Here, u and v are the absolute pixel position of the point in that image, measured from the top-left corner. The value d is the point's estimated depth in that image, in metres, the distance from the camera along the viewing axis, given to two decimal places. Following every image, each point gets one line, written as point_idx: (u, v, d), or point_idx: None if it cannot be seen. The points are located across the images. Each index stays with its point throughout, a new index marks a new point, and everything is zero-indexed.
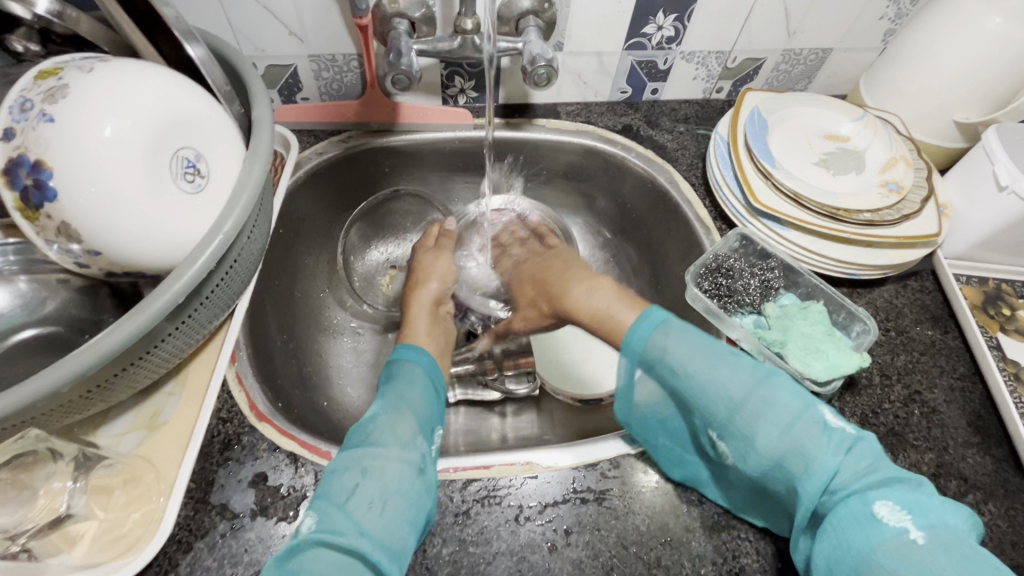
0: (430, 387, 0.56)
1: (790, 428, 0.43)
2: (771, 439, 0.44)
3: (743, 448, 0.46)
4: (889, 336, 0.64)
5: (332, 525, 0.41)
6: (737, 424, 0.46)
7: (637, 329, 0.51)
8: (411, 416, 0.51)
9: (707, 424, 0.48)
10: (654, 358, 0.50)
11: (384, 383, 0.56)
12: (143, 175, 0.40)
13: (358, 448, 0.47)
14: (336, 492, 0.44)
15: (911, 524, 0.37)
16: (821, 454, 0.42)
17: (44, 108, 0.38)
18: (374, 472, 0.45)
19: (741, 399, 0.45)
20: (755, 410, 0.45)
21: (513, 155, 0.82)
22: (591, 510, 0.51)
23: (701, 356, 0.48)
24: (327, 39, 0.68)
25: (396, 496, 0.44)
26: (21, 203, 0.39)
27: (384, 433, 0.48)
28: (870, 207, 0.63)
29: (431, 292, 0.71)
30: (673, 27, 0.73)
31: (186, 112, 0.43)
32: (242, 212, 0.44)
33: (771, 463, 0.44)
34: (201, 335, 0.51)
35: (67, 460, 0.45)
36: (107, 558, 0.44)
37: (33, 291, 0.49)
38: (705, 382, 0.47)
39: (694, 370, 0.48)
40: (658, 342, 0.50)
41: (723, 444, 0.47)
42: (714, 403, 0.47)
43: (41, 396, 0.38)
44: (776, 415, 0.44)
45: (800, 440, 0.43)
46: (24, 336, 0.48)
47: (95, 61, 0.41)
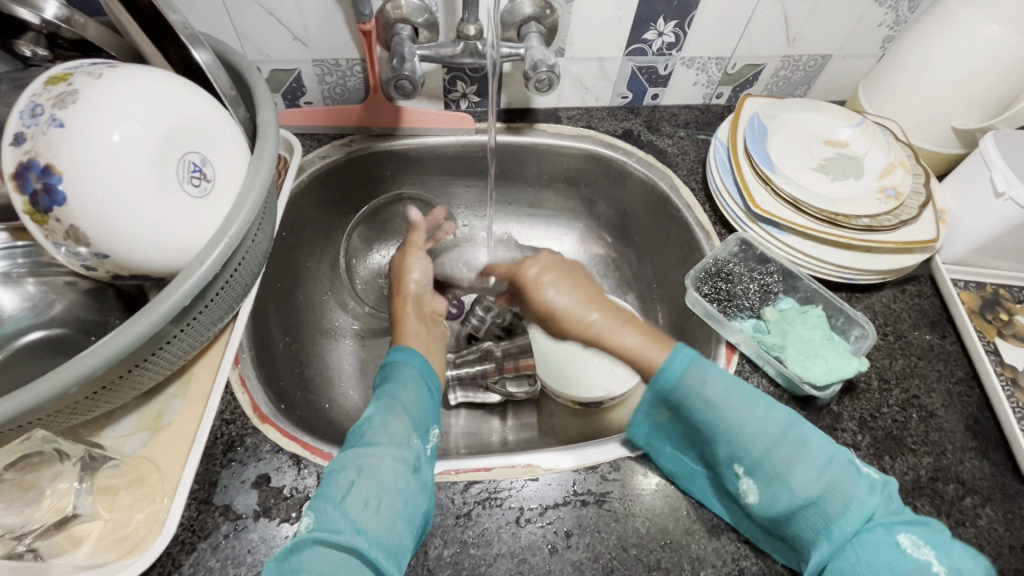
0: (425, 388, 0.58)
1: (825, 469, 0.46)
2: (809, 481, 0.45)
3: (775, 488, 0.46)
4: (887, 340, 0.64)
5: (330, 525, 0.43)
6: (771, 462, 0.47)
7: (674, 363, 0.54)
8: (405, 415, 0.52)
9: (733, 459, 0.49)
10: (691, 392, 0.52)
11: (381, 386, 0.57)
12: (151, 179, 0.40)
13: (353, 450, 0.48)
14: (334, 492, 0.45)
15: (934, 558, 0.41)
16: (857, 495, 0.44)
17: (54, 113, 0.39)
18: (369, 470, 0.46)
19: (779, 441, 0.48)
20: (792, 451, 0.47)
21: (514, 160, 0.83)
22: (592, 512, 0.51)
23: (739, 396, 0.50)
24: (331, 44, 0.69)
25: (392, 494, 0.45)
26: (30, 206, 0.39)
27: (379, 432, 0.50)
28: (868, 212, 0.64)
29: (410, 290, 0.76)
30: (673, 33, 0.73)
31: (194, 118, 0.44)
32: (247, 216, 0.45)
33: (804, 503, 0.45)
34: (205, 338, 0.52)
35: (73, 460, 0.46)
36: (112, 558, 0.44)
37: (40, 293, 0.50)
38: (741, 423, 0.49)
39: (730, 410, 0.50)
40: (699, 376, 0.52)
41: (748, 481, 0.48)
42: (750, 441, 0.48)
43: (49, 397, 0.38)
44: (812, 455, 0.46)
45: (836, 479, 0.45)
46: (32, 338, 0.48)
47: (105, 66, 0.42)
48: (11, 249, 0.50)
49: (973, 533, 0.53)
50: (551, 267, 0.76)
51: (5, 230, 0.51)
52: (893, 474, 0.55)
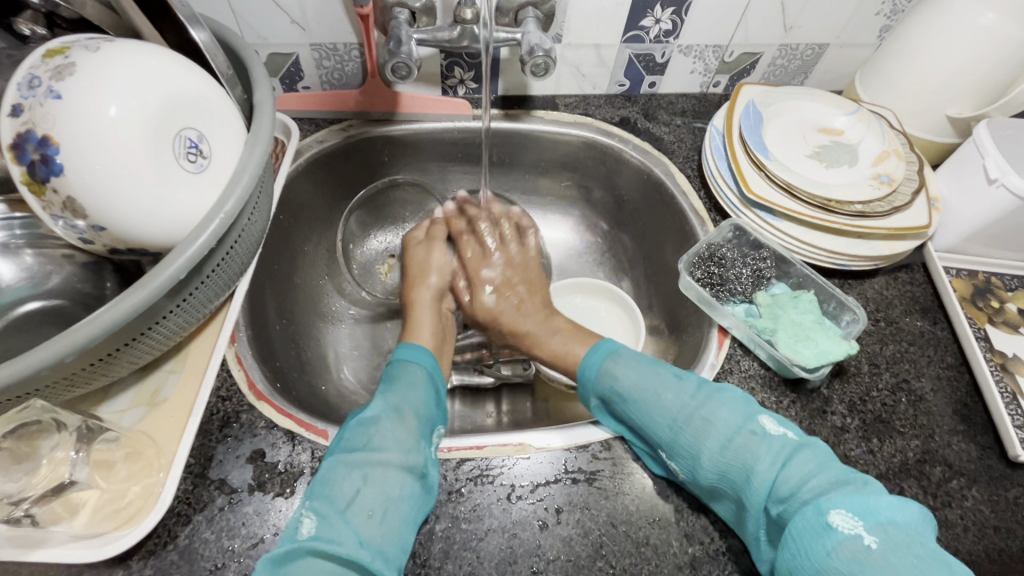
0: (428, 388, 0.57)
1: (729, 441, 0.47)
2: (713, 451, 0.47)
3: (688, 464, 0.48)
4: (878, 326, 0.65)
5: (332, 534, 0.43)
6: (681, 440, 0.49)
7: (590, 362, 0.59)
8: (412, 420, 0.52)
9: (656, 445, 0.51)
10: (605, 385, 0.56)
11: (384, 383, 0.57)
12: (148, 153, 0.41)
13: (353, 454, 0.48)
14: (337, 497, 0.45)
15: (864, 529, 0.39)
16: (761, 463, 0.45)
17: (51, 85, 0.39)
18: (374, 479, 0.47)
19: (681, 421, 0.50)
20: (696, 427, 0.49)
21: (512, 146, 0.83)
22: (582, 490, 0.52)
23: (647, 385, 0.53)
24: (328, 28, 0.69)
25: (398, 504, 0.46)
26: (28, 177, 0.40)
27: (385, 437, 0.50)
28: (862, 198, 0.64)
29: (433, 282, 0.73)
30: (670, 20, 0.73)
31: (190, 94, 0.44)
32: (243, 193, 0.45)
33: (714, 475, 0.47)
34: (200, 315, 0.52)
35: (69, 430, 0.46)
36: (108, 529, 0.45)
37: (38, 265, 0.50)
38: (649, 406, 0.52)
39: (641, 395, 0.53)
40: (610, 369, 0.57)
41: (671, 463, 0.50)
42: (660, 422, 0.51)
43: (46, 365, 0.39)
44: (716, 430, 0.48)
45: (739, 451, 0.46)
46: (30, 308, 0.49)
47: (102, 41, 0.42)
48: (7, 220, 0.51)
49: (958, 514, 0.53)
50: (505, 281, 0.73)
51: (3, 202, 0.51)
52: (880, 456, 0.56)
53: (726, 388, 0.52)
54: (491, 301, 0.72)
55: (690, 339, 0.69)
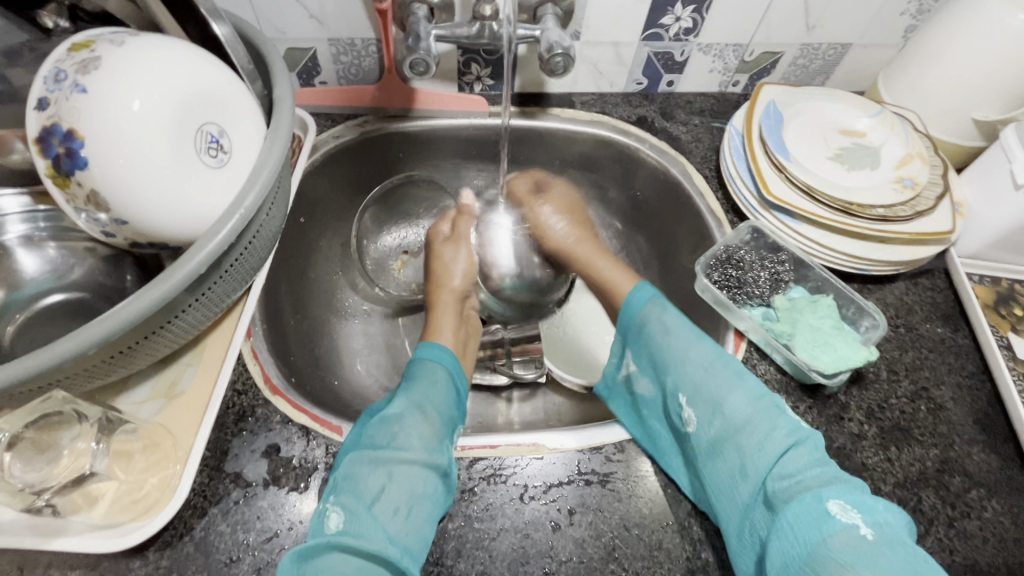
0: (450, 390, 0.58)
1: (751, 403, 0.50)
2: (736, 405, 0.50)
3: (708, 412, 0.51)
4: (898, 332, 0.64)
5: (359, 528, 0.43)
6: (707, 389, 0.52)
7: (635, 298, 0.63)
8: (434, 418, 0.53)
9: (677, 389, 0.54)
10: (644, 325, 0.60)
11: (407, 381, 0.58)
12: (170, 148, 0.41)
13: (384, 449, 0.49)
14: (364, 492, 0.45)
15: (861, 521, 0.40)
16: (774, 434, 0.47)
17: (77, 79, 0.39)
18: (399, 476, 0.47)
19: (711, 372, 0.52)
20: (721, 384, 0.51)
21: (527, 144, 0.83)
22: (595, 491, 0.52)
23: (687, 338, 0.56)
24: (346, 23, 0.69)
25: (421, 502, 0.46)
26: (52, 170, 0.40)
27: (409, 435, 0.50)
28: (884, 202, 0.63)
29: (453, 281, 0.76)
30: (691, 18, 0.73)
31: (213, 89, 0.44)
32: (262, 189, 0.45)
33: (729, 430, 0.49)
34: (217, 310, 0.53)
35: (90, 422, 0.46)
36: (126, 519, 0.46)
37: (61, 257, 0.51)
38: (682, 355, 0.55)
39: (677, 346, 0.56)
40: (654, 310, 0.61)
41: (689, 410, 0.52)
42: (689, 372, 0.53)
43: (67, 359, 0.39)
44: (741, 392, 0.50)
45: (758, 416, 0.49)
46: (53, 300, 0.50)
47: (127, 35, 0.42)
48: (30, 214, 0.52)
49: (977, 525, 0.53)
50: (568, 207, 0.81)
51: (26, 195, 0.52)
52: (898, 464, 0.55)
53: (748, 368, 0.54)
54: (559, 225, 0.79)
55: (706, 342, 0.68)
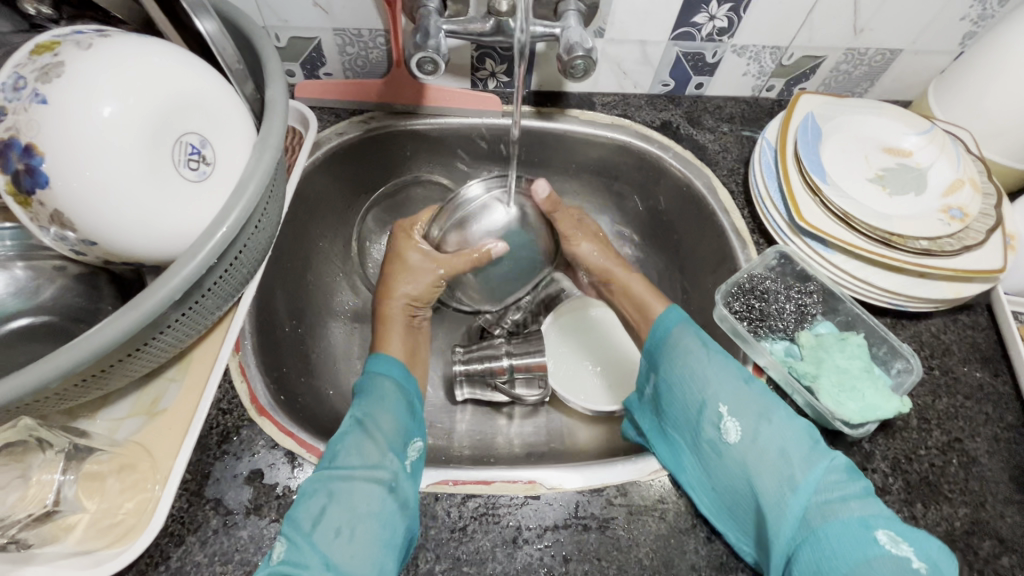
0: (402, 402, 0.54)
1: (791, 421, 0.47)
2: (785, 418, 0.47)
3: (753, 426, 0.47)
4: (932, 375, 0.59)
5: (299, 557, 0.41)
6: (747, 401, 0.48)
7: (665, 318, 0.57)
8: (378, 435, 0.49)
9: (715, 399, 0.50)
10: (678, 341, 0.55)
11: (356, 397, 0.54)
12: (143, 160, 0.37)
13: (325, 469, 0.46)
14: (302, 520, 0.43)
15: (913, 554, 0.39)
16: (816, 448, 0.45)
17: (37, 88, 0.36)
18: (339, 495, 0.45)
19: (753, 387, 0.49)
20: (761, 397, 0.48)
21: (542, 146, 0.78)
22: (593, 538, 0.48)
23: (718, 355, 0.52)
24: (353, 11, 0.64)
25: (367, 522, 0.44)
26: (12, 187, 0.36)
27: (351, 454, 0.47)
28: (928, 234, 0.58)
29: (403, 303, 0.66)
30: (726, 17, 0.66)
31: (195, 95, 0.40)
32: (247, 204, 0.41)
33: (774, 442, 0.46)
34: (203, 325, 0.50)
35: (56, 450, 0.44)
36: (100, 546, 0.44)
37: (28, 277, 0.47)
38: (718, 368, 0.51)
39: (714, 356, 0.52)
40: (689, 331, 0.55)
41: (730, 421, 0.48)
42: (730, 386, 0.49)
43: (30, 390, 0.37)
44: (778, 410, 0.48)
45: (798, 435, 0.46)
46: (18, 325, 0.47)
47: (96, 36, 0.38)
48: None
49: None
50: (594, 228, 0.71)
51: None
52: (923, 524, 0.51)
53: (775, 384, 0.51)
54: (595, 256, 0.70)
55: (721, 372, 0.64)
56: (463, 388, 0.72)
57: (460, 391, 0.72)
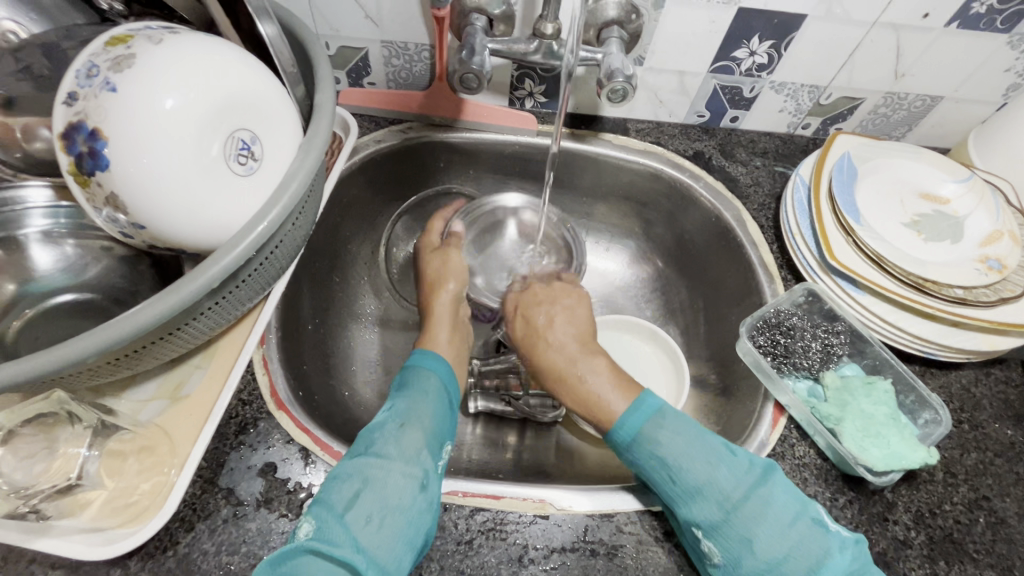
0: (441, 399, 0.54)
1: (789, 528, 0.44)
2: (773, 538, 0.44)
3: (737, 550, 0.44)
4: (960, 428, 0.57)
5: (328, 535, 0.40)
6: (731, 523, 0.45)
7: (628, 419, 0.53)
8: (419, 428, 0.49)
9: (691, 522, 0.46)
10: (646, 450, 0.51)
11: (400, 391, 0.54)
12: (197, 153, 0.39)
13: (360, 456, 0.46)
14: (336, 501, 0.43)
15: None
16: (820, 564, 0.43)
17: (109, 76, 0.37)
18: (375, 483, 0.44)
19: (737, 507, 0.46)
20: (749, 512, 0.45)
21: (574, 167, 0.79)
22: (600, 564, 0.47)
23: (693, 456, 0.49)
24: (401, 26, 0.66)
25: (393, 514, 0.42)
26: (74, 167, 0.38)
27: (390, 444, 0.47)
28: (963, 282, 0.57)
29: (446, 300, 0.68)
30: (766, 54, 0.67)
31: (249, 94, 0.42)
32: (289, 202, 0.43)
33: (768, 564, 0.43)
34: (232, 317, 0.52)
35: (84, 425, 0.45)
36: (112, 525, 0.44)
37: (77, 255, 0.49)
38: (693, 483, 0.47)
39: (690, 468, 0.48)
40: (654, 433, 0.51)
41: (708, 543, 0.45)
42: (708, 504, 0.46)
43: (67, 364, 0.38)
44: (775, 518, 0.45)
45: (798, 549, 0.43)
46: (59, 301, 0.48)
47: (167, 32, 0.40)
48: (54, 209, 0.48)
49: None
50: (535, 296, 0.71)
51: (50, 185, 0.48)
52: None
53: (777, 466, 0.48)
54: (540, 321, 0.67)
55: (740, 405, 0.63)
56: (476, 400, 0.71)
57: (472, 404, 0.71)
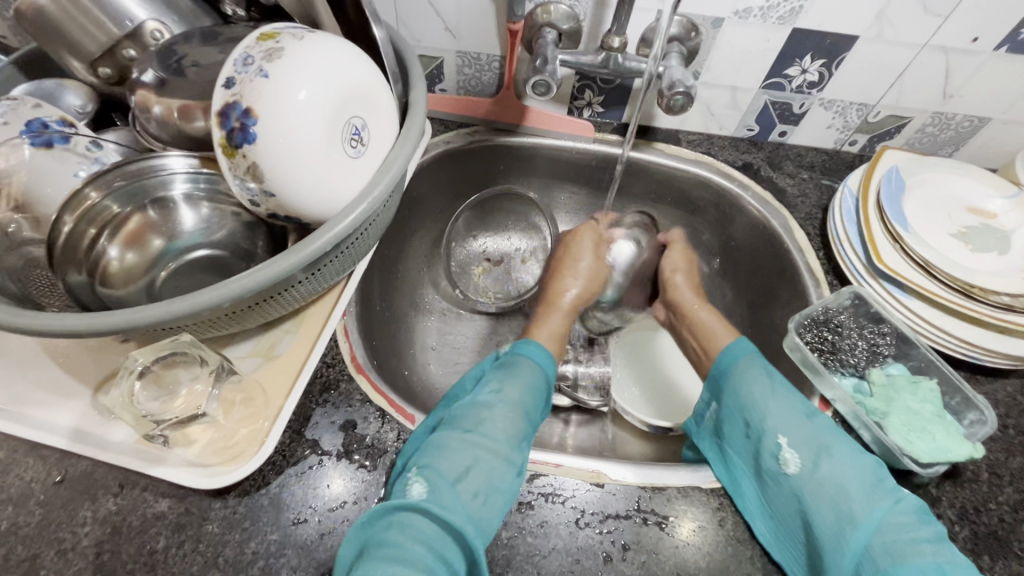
0: (539, 391, 0.54)
1: (858, 456, 0.47)
2: (846, 455, 0.47)
3: (812, 459, 0.47)
4: (1006, 433, 0.58)
5: (440, 501, 0.40)
6: (810, 436, 0.48)
7: (731, 350, 0.58)
8: (521, 415, 0.50)
9: (775, 431, 0.50)
10: (740, 374, 0.55)
11: (495, 370, 0.55)
12: (325, 134, 0.45)
13: (468, 431, 0.46)
14: (448, 469, 0.43)
15: None
16: (881, 485, 0.45)
17: (262, 65, 0.44)
18: (484, 459, 0.44)
19: (817, 422, 0.49)
20: (823, 433, 0.48)
21: (626, 175, 0.84)
22: (652, 532, 0.51)
23: (783, 387, 0.53)
24: (477, 37, 0.73)
25: (496, 496, 0.44)
26: (225, 140, 0.45)
27: (497, 424, 0.48)
28: (1011, 290, 0.59)
29: (568, 298, 0.71)
30: (818, 72, 0.71)
31: (366, 87, 0.49)
32: (391, 182, 0.49)
33: (833, 474, 0.46)
34: (325, 287, 0.57)
35: (210, 368, 0.50)
36: (215, 462, 0.50)
37: (212, 217, 0.53)
38: (780, 401, 0.52)
39: (779, 394, 0.52)
40: (753, 365, 0.56)
41: (789, 451, 0.49)
42: (787, 422, 0.50)
43: (204, 307, 0.43)
44: (846, 444, 0.48)
45: (862, 471, 0.46)
46: (200, 255, 0.53)
47: (305, 32, 0.47)
48: (195, 174, 0.52)
49: None
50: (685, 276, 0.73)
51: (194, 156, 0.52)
52: None
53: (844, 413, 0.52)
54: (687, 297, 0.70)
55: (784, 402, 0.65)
56: None
57: None
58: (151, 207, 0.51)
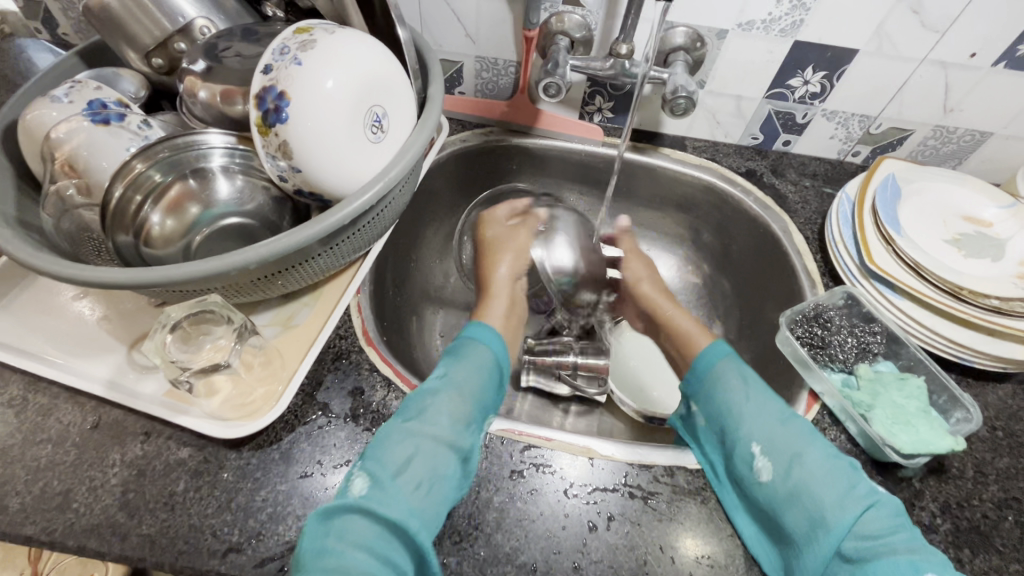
0: (490, 372, 0.59)
1: (829, 461, 0.49)
2: (818, 463, 0.49)
3: (786, 466, 0.49)
4: (994, 434, 0.59)
5: (379, 494, 0.44)
6: (783, 444, 0.51)
7: (707, 354, 0.62)
8: (467, 400, 0.54)
9: (749, 439, 0.52)
10: (720, 378, 0.59)
11: (448, 357, 0.60)
12: (347, 117, 0.50)
13: (409, 423, 0.50)
14: (390, 462, 0.47)
15: None
16: (854, 491, 0.47)
17: (296, 54, 0.49)
18: (425, 449, 0.48)
19: (789, 428, 0.52)
20: (793, 440, 0.51)
21: (633, 178, 0.87)
22: (636, 505, 0.53)
23: (761, 394, 0.56)
24: (495, 43, 0.78)
25: (440, 482, 0.47)
26: (261, 120, 0.50)
27: (441, 412, 0.52)
28: (1001, 293, 0.60)
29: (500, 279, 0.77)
30: (819, 84, 0.74)
31: (387, 78, 0.53)
32: (406, 165, 0.53)
33: (804, 482, 0.48)
34: (342, 263, 0.62)
35: (234, 325, 0.54)
36: (234, 417, 0.54)
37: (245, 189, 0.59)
38: (753, 409, 0.54)
39: (753, 401, 0.55)
40: (729, 368, 0.59)
41: (763, 459, 0.51)
42: (757, 429, 0.53)
43: (233, 268, 0.48)
44: (817, 450, 0.50)
45: (833, 477, 0.48)
46: (230, 222, 0.59)
47: (336, 28, 0.53)
48: (231, 150, 0.57)
49: None
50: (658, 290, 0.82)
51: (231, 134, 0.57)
52: (970, 569, 0.51)
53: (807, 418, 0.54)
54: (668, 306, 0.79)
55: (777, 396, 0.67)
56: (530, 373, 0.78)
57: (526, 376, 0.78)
58: (191, 176, 0.57)
